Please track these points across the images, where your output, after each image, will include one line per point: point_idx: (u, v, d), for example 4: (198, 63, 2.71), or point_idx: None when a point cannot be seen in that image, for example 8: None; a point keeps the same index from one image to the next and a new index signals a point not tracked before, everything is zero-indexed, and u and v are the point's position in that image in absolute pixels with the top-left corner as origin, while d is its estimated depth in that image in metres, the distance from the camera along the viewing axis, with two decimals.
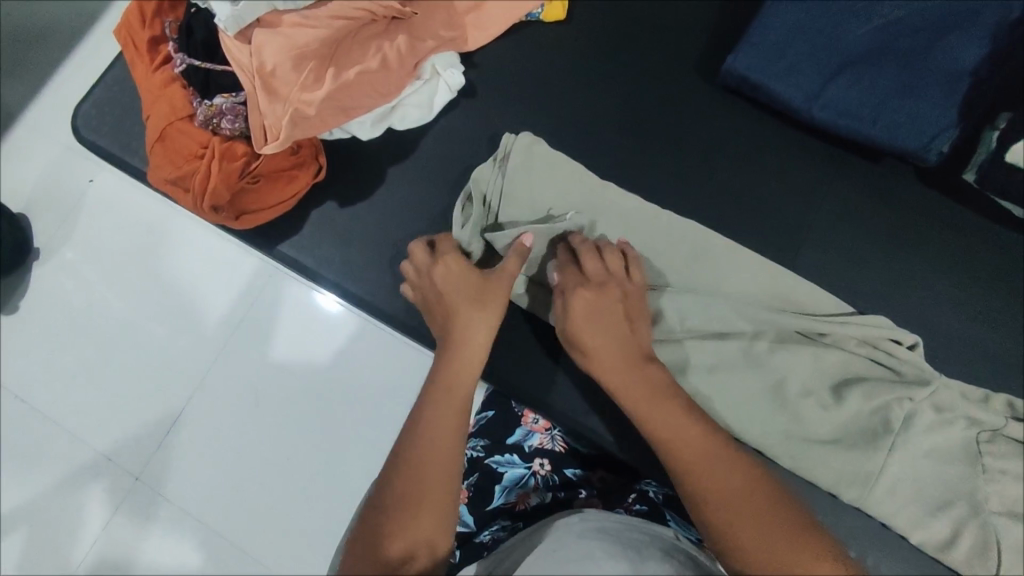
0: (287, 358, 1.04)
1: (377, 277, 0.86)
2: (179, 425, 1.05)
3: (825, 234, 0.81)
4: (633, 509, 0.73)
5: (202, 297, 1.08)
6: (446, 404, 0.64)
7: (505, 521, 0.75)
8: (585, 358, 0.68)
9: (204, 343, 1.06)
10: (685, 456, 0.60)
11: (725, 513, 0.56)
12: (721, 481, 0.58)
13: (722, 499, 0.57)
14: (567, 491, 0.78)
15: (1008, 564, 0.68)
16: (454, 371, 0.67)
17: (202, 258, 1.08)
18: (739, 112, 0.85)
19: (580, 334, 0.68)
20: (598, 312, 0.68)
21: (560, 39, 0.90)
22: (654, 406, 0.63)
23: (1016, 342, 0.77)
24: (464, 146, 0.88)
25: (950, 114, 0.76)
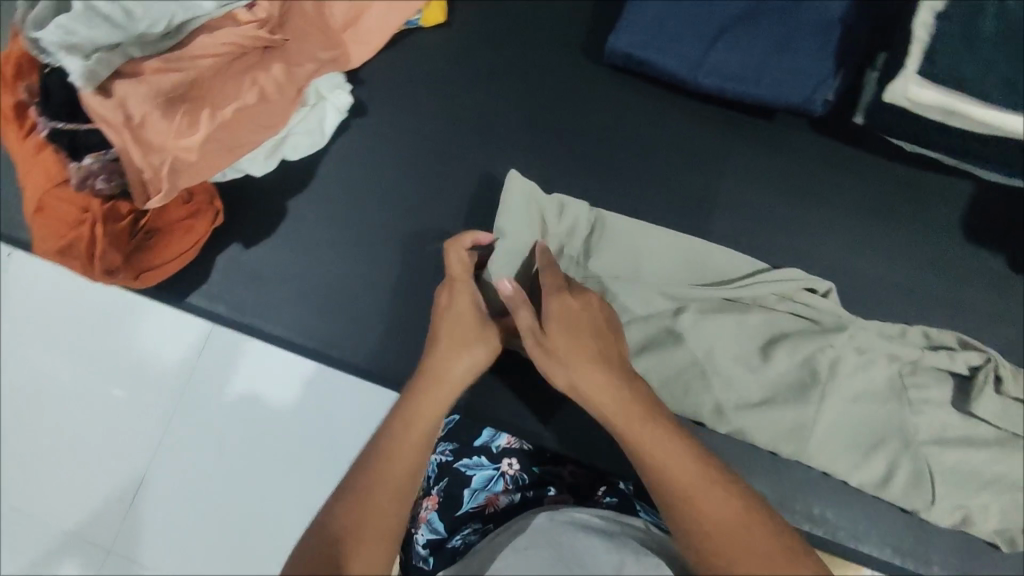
0: (228, 408, 1.00)
1: (296, 313, 0.84)
2: (141, 489, 1.01)
3: (734, 198, 0.82)
4: (603, 501, 0.73)
5: (133, 360, 1.03)
6: (406, 430, 0.62)
7: (476, 525, 0.72)
8: (565, 371, 0.62)
9: (146, 404, 1.02)
10: (664, 476, 0.56)
11: (702, 536, 0.53)
12: (700, 499, 0.54)
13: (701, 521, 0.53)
14: (538, 489, 0.75)
15: (943, 490, 0.70)
16: (422, 401, 0.64)
17: (124, 319, 1.03)
18: (632, 88, 0.85)
19: (560, 342, 0.63)
20: (575, 318, 0.65)
21: (442, 43, 0.89)
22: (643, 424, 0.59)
23: (925, 272, 0.79)
24: (365, 165, 0.87)
25: (826, 63, 0.77)
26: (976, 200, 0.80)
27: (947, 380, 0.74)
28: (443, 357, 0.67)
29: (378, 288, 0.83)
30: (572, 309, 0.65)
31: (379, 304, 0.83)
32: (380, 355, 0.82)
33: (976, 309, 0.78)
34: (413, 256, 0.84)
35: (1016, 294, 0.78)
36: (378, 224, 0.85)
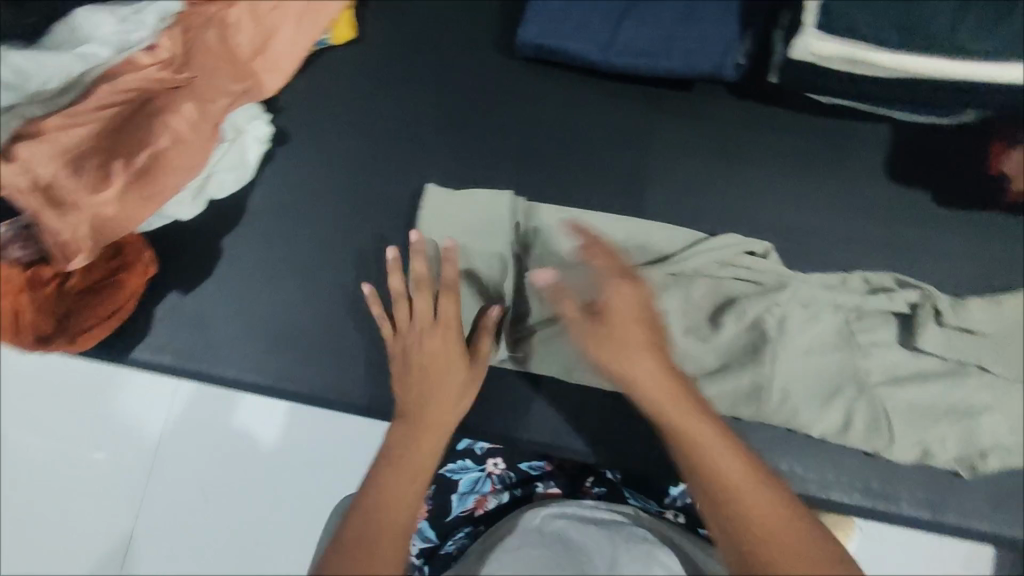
0: (200, 460, 0.99)
1: (248, 352, 0.82)
2: (123, 556, 0.98)
3: (666, 172, 0.83)
4: (592, 493, 0.76)
5: (104, 415, 1.01)
6: (404, 471, 0.62)
7: (467, 528, 0.74)
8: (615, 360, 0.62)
9: (115, 469, 1.00)
10: (716, 479, 0.56)
11: (750, 542, 0.53)
12: (751, 503, 0.54)
13: (759, 531, 0.53)
14: (526, 486, 0.77)
15: (900, 427, 0.72)
16: (417, 443, 0.65)
17: (81, 385, 1.01)
18: (550, 78, 0.86)
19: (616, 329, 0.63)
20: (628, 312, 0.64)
21: (356, 59, 0.88)
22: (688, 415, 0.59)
23: (857, 218, 0.81)
24: (296, 192, 0.86)
25: (731, 27, 0.78)
26: (895, 140, 0.83)
27: (891, 320, 0.76)
28: (433, 400, 0.68)
29: (327, 314, 0.82)
30: (638, 300, 0.64)
31: (329, 330, 0.82)
32: (338, 381, 0.80)
33: (911, 246, 0.80)
34: (357, 276, 0.83)
35: (945, 225, 0.80)
36: (319, 249, 0.84)
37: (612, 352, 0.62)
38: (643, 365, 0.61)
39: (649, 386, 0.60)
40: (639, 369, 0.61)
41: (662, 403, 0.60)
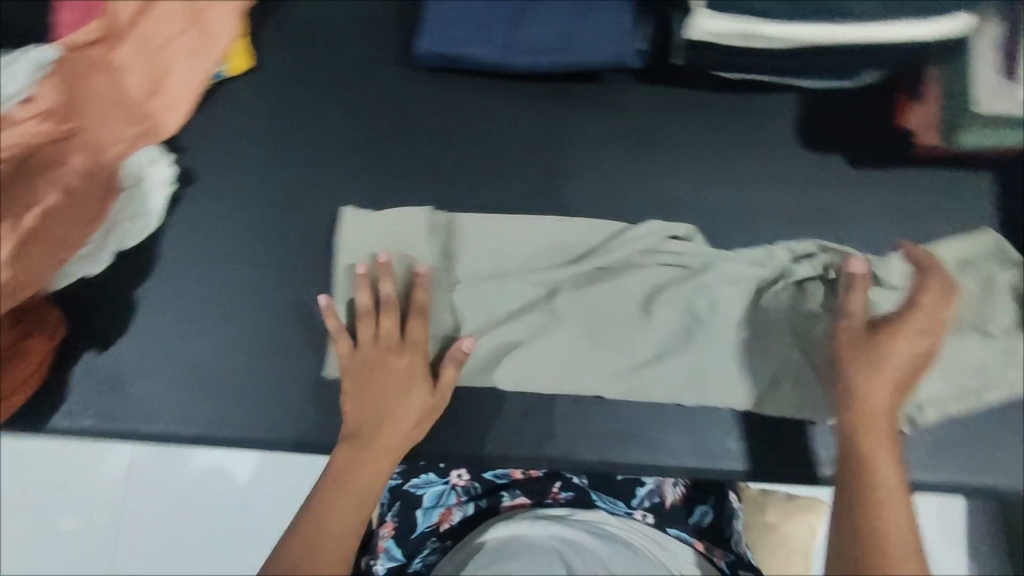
0: (172, 516, 1.01)
1: (176, 405, 0.78)
2: None
3: (585, 167, 0.82)
4: (559, 498, 0.77)
5: (66, 484, 1.02)
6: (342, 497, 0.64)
7: (434, 543, 0.73)
8: (863, 365, 0.67)
9: (86, 538, 1.01)
10: (869, 513, 0.60)
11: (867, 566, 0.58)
12: (894, 539, 0.59)
13: (886, 559, 0.58)
14: (491, 497, 0.77)
15: (836, 391, 0.73)
16: (361, 469, 0.66)
17: (42, 460, 1.02)
18: (458, 85, 0.84)
19: (892, 335, 0.67)
20: (917, 337, 0.68)
21: (256, 87, 0.85)
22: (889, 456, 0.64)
23: (777, 190, 0.81)
24: (209, 233, 0.82)
25: (626, 17, 0.78)
26: (804, 109, 0.83)
27: (819, 287, 0.76)
28: (386, 425, 0.68)
29: (255, 354, 0.79)
30: (921, 343, 0.68)
31: (260, 371, 0.78)
32: (274, 423, 0.77)
33: (832, 211, 0.80)
34: (283, 312, 0.79)
35: (861, 187, 0.81)
36: (240, 288, 0.80)
37: (863, 370, 0.67)
38: (875, 382, 0.66)
39: (869, 416, 0.65)
40: (870, 391, 0.66)
41: (868, 424, 0.65)
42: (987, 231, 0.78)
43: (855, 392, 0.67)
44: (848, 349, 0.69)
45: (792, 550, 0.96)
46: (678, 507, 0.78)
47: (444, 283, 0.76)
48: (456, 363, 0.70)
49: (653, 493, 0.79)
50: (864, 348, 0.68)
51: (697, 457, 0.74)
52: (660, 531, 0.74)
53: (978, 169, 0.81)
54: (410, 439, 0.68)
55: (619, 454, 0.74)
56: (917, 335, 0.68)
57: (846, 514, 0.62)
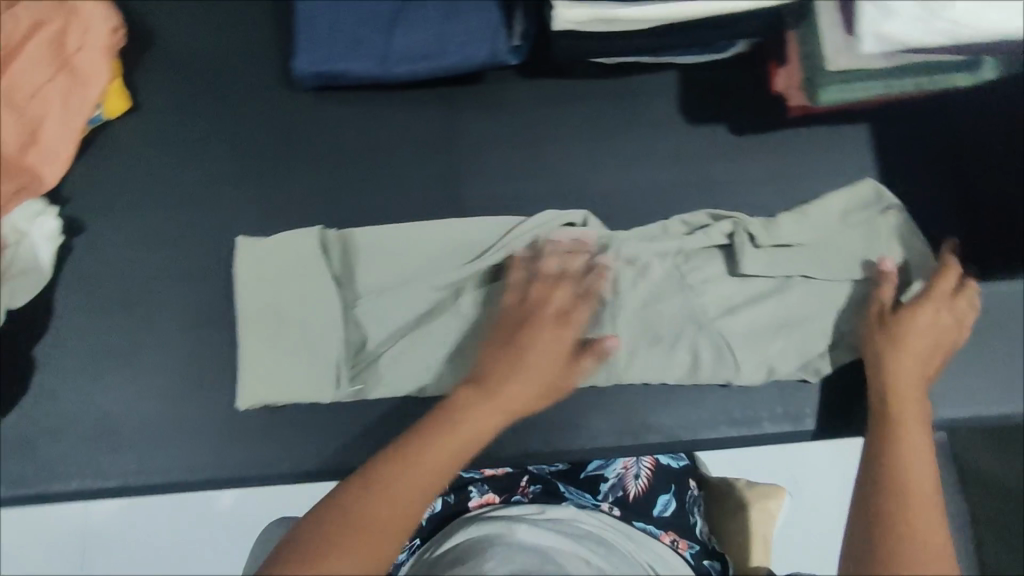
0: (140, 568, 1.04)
1: (92, 460, 0.76)
2: None
3: (480, 167, 0.83)
4: (528, 491, 0.77)
5: (33, 550, 1.05)
6: (439, 434, 0.64)
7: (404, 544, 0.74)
8: (895, 344, 0.70)
9: None
10: (899, 476, 0.63)
11: (883, 517, 0.61)
12: (911, 486, 0.62)
13: (908, 515, 0.60)
14: (459, 492, 0.77)
15: (741, 352, 0.75)
16: (467, 418, 0.66)
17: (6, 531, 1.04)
18: (344, 100, 0.84)
19: (908, 332, 0.70)
20: (933, 331, 0.70)
21: (138, 127, 0.84)
22: (915, 419, 0.67)
23: (670, 165, 0.83)
24: (107, 281, 0.80)
25: (495, 14, 0.79)
26: (684, 85, 0.85)
27: (715, 253, 0.78)
28: (507, 381, 0.68)
29: (168, 397, 0.77)
30: (943, 321, 0.71)
31: (175, 414, 0.76)
32: (195, 464, 0.75)
33: (724, 179, 0.83)
34: (194, 349, 0.78)
35: (747, 154, 0.83)
36: (145, 332, 0.79)
37: (890, 339, 0.71)
38: (901, 358, 0.69)
39: (903, 386, 0.69)
40: (899, 358, 0.69)
41: (901, 391, 0.68)
42: (869, 179, 0.80)
43: (882, 363, 0.70)
44: (875, 324, 0.73)
45: (754, 539, 0.85)
46: (643, 497, 0.79)
47: (348, 298, 0.76)
48: (598, 353, 0.72)
49: (617, 486, 0.80)
50: (901, 335, 0.70)
51: (619, 434, 0.75)
52: (628, 525, 0.74)
53: (856, 122, 0.83)
54: (532, 404, 0.69)
55: (543, 441, 0.76)
56: (935, 315, 0.71)
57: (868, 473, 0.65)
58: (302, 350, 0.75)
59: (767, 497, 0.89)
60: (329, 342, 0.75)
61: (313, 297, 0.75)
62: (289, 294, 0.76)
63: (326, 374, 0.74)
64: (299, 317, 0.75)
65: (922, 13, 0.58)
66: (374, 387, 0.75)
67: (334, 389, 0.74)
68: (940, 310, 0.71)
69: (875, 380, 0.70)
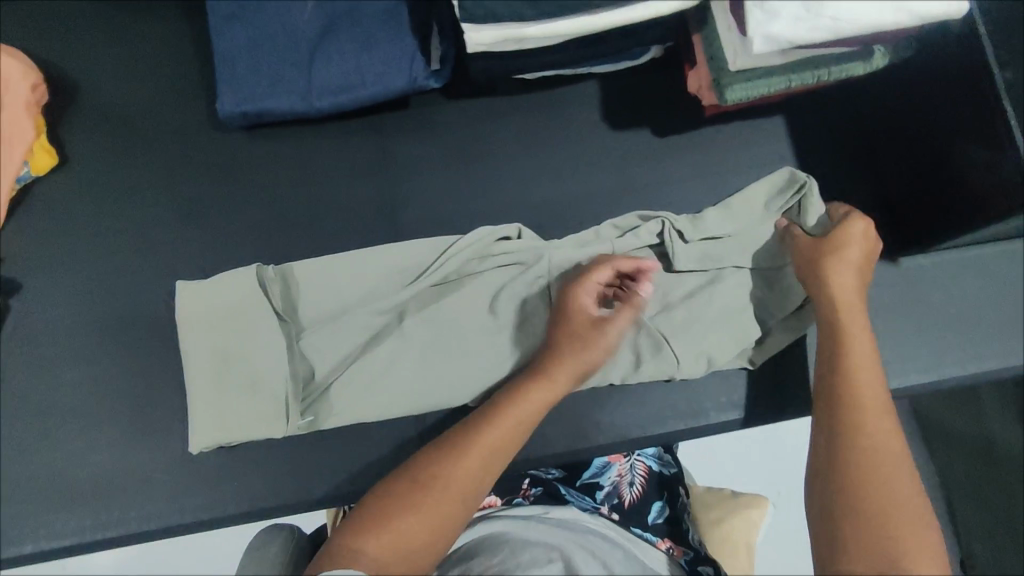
0: None
1: (46, 521, 0.75)
2: None
3: (414, 190, 0.84)
4: (531, 495, 0.78)
5: None
6: (499, 409, 0.66)
7: None
8: (828, 272, 0.71)
9: None
10: (854, 406, 0.63)
11: (842, 444, 0.62)
12: (870, 414, 0.63)
13: (864, 448, 0.61)
14: None
15: (681, 347, 0.77)
16: (527, 392, 0.68)
17: None
18: (274, 135, 0.85)
19: (828, 264, 0.71)
20: (849, 256, 0.72)
21: (67, 182, 0.84)
22: (861, 344, 0.67)
23: (597, 172, 0.86)
24: (46, 338, 0.80)
25: (411, 41, 0.81)
26: (605, 93, 0.88)
27: (648, 253, 0.81)
28: (565, 355, 0.70)
29: (121, 447, 0.77)
30: (863, 249, 0.72)
31: (130, 463, 0.76)
32: (154, 511, 0.75)
33: (651, 180, 0.86)
34: (142, 398, 0.78)
35: (670, 155, 0.86)
36: (91, 385, 0.78)
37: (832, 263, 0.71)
38: (833, 285, 0.70)
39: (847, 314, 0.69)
40: (840, 278, 0.70)
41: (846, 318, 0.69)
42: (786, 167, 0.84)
43: (819, 294, 0.71)
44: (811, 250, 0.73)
45: (735, 547, 0.89)
46: (637, 504, 0.81)
47: (292, 332, 0.77)
48: (632, 305, 0.73)
49: (612, 494, 0.81)
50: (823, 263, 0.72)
51: (572, 438, 0.78)
52: (625, 530, 0.76)
53: (770, 115, 0.87)
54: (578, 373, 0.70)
55: None
56: (859, 239, 0.73)
57: (826, 407, 0.65)
58: (251, 387, 0.75)
59: (750, 506, 0.91)
60: (276, 378, 0.75)
61: (259, 333, 0.76)
62: (231, 335, 0.76)
63: (276, 410, 0.75)
64: (244, 354, 0.76)
65: (803, 12, 0.61)
66: (324, 418, 0.75)
67: (285, 423, 0.75)
68: (854, 237, 0.73)
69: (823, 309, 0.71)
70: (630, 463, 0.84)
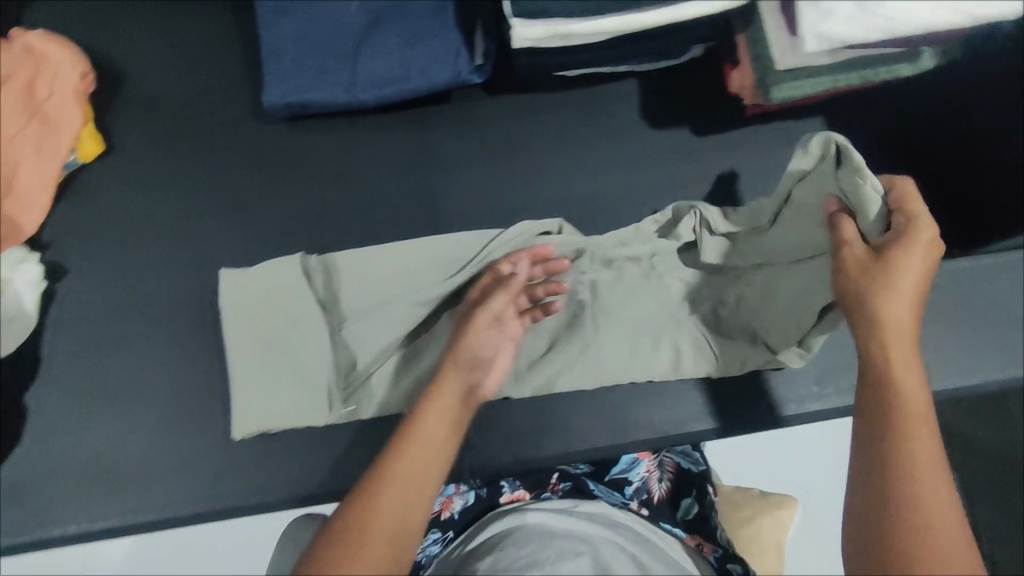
0: None
1: (87, 503, 0.75)
2: None
3: (453, 184, 0.85)
4: (559, 489, 0.75)
5: None
6: (421, 442, 0.57)
7: (435, 535, 0.72)
8: (878, 282, 0.57)
9: None
10: (905, 455, 0.51)
11: (890, 503, 0.50)
12: (920, 464, 0.51)
13: (915, 510, 0.49)
14: (492, 487, 0.76)
15: (719, 346, 0.80)
16: (435, 419, 0.59)
17: None
18: (316, 127, 0.86)
19: (884, 273, 0.57)
20: (901, 261, 0.57)
21: (113, 169, 0.85)
22: (909, 373, 0.55)
23: (635, 170, 0.86)
24: (88, 323, 0.81)
25: (456, 36, 0.81)
26: (644, 91, 0.88)
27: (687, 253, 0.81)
28: (462, 371, 0.64)
29: (162, 432, 0.77)
30: (915, 253, 0.57)
31: (171, 447, 0.77)
32: (193, 497, 0.75)
33: (689, 178, 0.86)
34: (182, 383, 0.79)
35: (709, 153, 0.87)
36: (134, 369, 0.79)
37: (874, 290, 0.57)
38: (891, 301, 0.56)
39: (895, 345, 0.56)
40: (894, 312, 0.56)
41: (888, 346, 0.56)
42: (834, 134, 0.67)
43: (868, 307, 0.57)
44: (857, 276, 0.59)
45: (766, 546, 0.89)
46: (668, 500, 0.76)
47: (334, 321, 0.78)
48: (507, 288, 0.71)
49: (642, 489, 0.77)
50: (870, 272, 0.58)
51: (606, 435, 0.81)
52: (657, 526, 0.72)
53: (809, 116, 0.87)
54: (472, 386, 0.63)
55: (537, 447, 0.81)
56: (921, 248, 0.58)
57: (875, 454, 0.52)
58: (293, 375, 0.76)
59: (781, 505, 0.92)
60: (318, 367, 0.77)
61: (301, 322, 0.77)
62: (273, 323, 0.77)
63: (318, 398, 0.76)
64: (287, 343, 0.77)
65: (857, 11, 0.61)
66: (367, 407, 0.77)
67: (328, 411, 0.76)
68: (905, 238, 0.58)
69: (863, 347, 0.57)
70: (659, 460, 0.81)
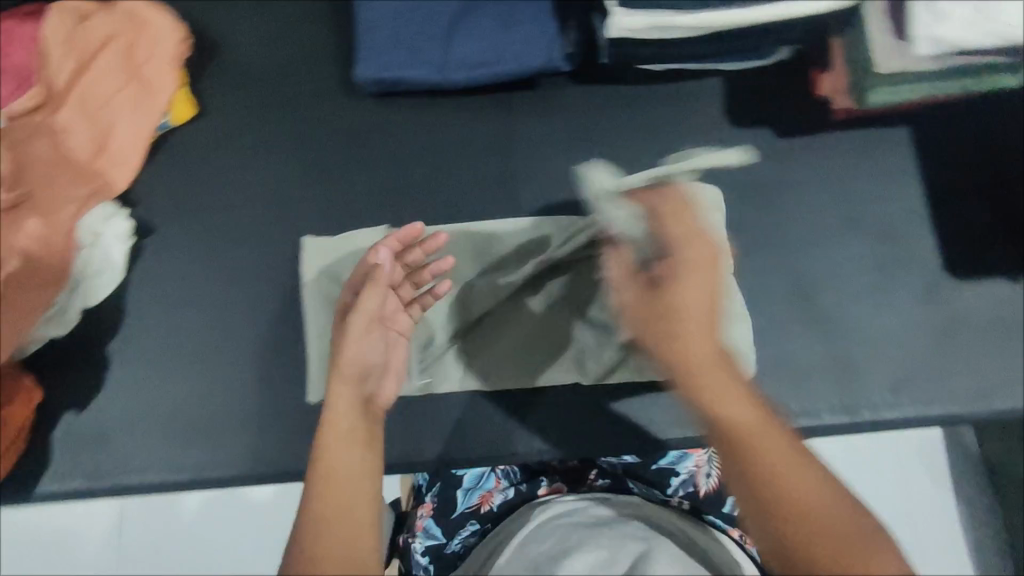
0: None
1: (162, 454, 0.77)
2: None
3: (534, 168, 0.85)
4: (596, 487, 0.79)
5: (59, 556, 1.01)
6: (330, 468, 0.56)
7: (474, 526, 0.78)
8: (681, 340, 0.55)
9: None
10: (776, 491, 0.51)
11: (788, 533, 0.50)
12: (792, 487, 0.51)
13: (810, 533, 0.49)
14: (531, 483, 0.80)
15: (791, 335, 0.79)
16: (330, 439, 0.58)
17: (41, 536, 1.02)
18: (403, 105, 0.87)
19: (684, 327, 0.55)
20: (678, 314, 0.56)
21: (203, 133, 0.87)
22: (737, 403, 0.54)
23: (715, 167, 0.86)
24: (172, 279, 0.83)
25: (551, 23, 0.82)
26: (729, 89, 0.88)
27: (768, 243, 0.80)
28: (340, 390, 0.61)
29: (237, 391, 0.79)
30: (673, 305, 0.56)
31: (245, 407, 0.78)
32: (266, 456, 0.77)
33: (769, 179, 0.86)
34: (258, 345, 0.80)
35: (791, 155, 0.86)
36: (213, 328, 0.81)
37: (666, 338, 0.56)
38: (694, 336, 0.55)
39: (720, 390, 0.54)
40: (694, 349, 0.55)
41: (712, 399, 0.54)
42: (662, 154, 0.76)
43: (682, 357, 0.55)
44: (652, 325, 0.57)
45: None
46: (714, 495, 0.79)
47: None
48: (377, 282, 0.65)
49: (687, 483, 0.80)
50: (664, 320, 0.56)
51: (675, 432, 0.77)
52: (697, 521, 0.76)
53: (895, 124, 0.86)
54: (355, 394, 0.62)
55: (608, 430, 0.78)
56: (695, 279, 0.57)
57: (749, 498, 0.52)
58: None
59: None
60: None
61: None
62: None
63: None
64: None
65: (976, 17, 0.61)
66: (441, 381, 0.79)
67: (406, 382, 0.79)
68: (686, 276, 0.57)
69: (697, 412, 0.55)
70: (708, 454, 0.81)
